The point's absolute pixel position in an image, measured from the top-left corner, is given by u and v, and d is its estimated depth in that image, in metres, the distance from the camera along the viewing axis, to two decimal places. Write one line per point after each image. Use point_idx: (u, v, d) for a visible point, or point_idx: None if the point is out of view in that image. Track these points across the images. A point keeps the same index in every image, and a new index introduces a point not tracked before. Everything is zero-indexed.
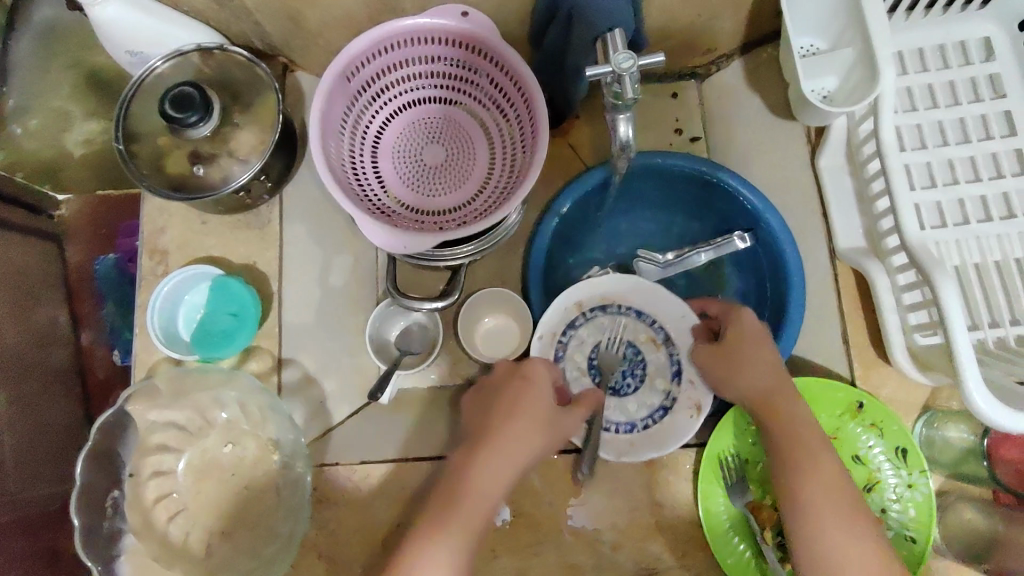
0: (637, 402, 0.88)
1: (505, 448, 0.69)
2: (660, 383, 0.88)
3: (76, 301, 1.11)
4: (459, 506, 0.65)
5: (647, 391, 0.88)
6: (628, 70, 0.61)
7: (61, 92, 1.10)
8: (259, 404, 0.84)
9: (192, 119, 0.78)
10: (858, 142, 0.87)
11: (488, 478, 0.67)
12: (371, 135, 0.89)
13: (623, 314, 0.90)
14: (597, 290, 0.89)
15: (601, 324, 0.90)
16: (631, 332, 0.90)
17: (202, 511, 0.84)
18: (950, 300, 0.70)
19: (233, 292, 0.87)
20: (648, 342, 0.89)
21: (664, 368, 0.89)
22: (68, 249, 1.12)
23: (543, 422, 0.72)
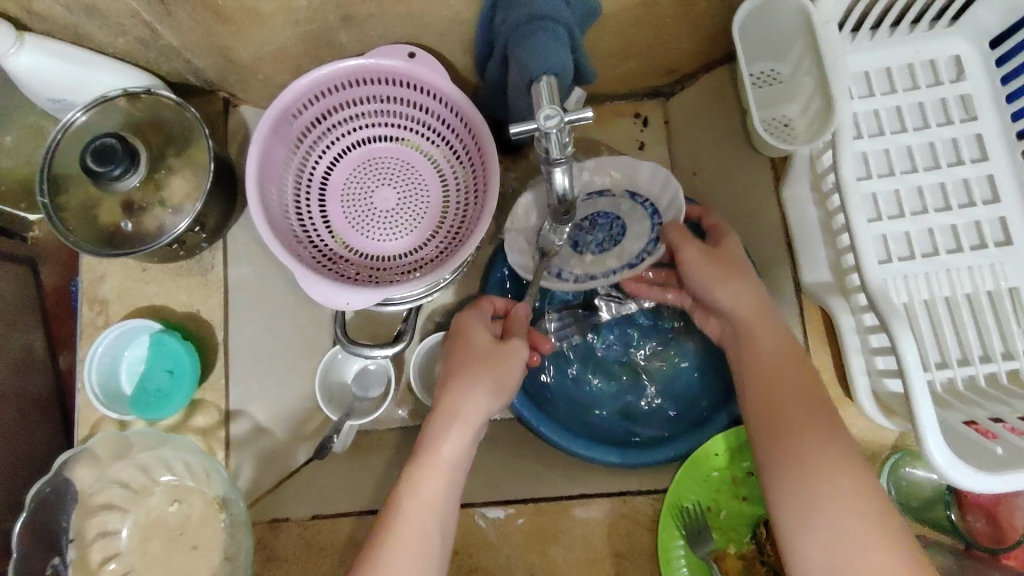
0: (583, 263, 0.89)
1: (450, 408, 0.69)
2: (611, 264, 0.88)
3: (55, 325, 1.04)
4: (406, 482, 0.67)
5: (597, 262, 0.88)
6: (553, 127, 0.59)
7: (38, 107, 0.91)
8: (203, 464, 0.81)
9: (117, 172, 0.75)
10: (820, 172, 0.82)
11: (437, 443, 0.69)
12: (316, 178, 0.85)
13: (638, 201, 0.88)
14: (634, 176, 0.87)
15: (620, 202, 0.88)
16: (633, 222, 0.88)
17: (148, 573, 0.81)
18: (908, 348, 0.68)
19: (169, 348, 0.84)
20: (635, 235, 0.88)
21: (627, 258, 0.88)
22: (44, 273, 1.04)
23: (489, 377, 0.71)
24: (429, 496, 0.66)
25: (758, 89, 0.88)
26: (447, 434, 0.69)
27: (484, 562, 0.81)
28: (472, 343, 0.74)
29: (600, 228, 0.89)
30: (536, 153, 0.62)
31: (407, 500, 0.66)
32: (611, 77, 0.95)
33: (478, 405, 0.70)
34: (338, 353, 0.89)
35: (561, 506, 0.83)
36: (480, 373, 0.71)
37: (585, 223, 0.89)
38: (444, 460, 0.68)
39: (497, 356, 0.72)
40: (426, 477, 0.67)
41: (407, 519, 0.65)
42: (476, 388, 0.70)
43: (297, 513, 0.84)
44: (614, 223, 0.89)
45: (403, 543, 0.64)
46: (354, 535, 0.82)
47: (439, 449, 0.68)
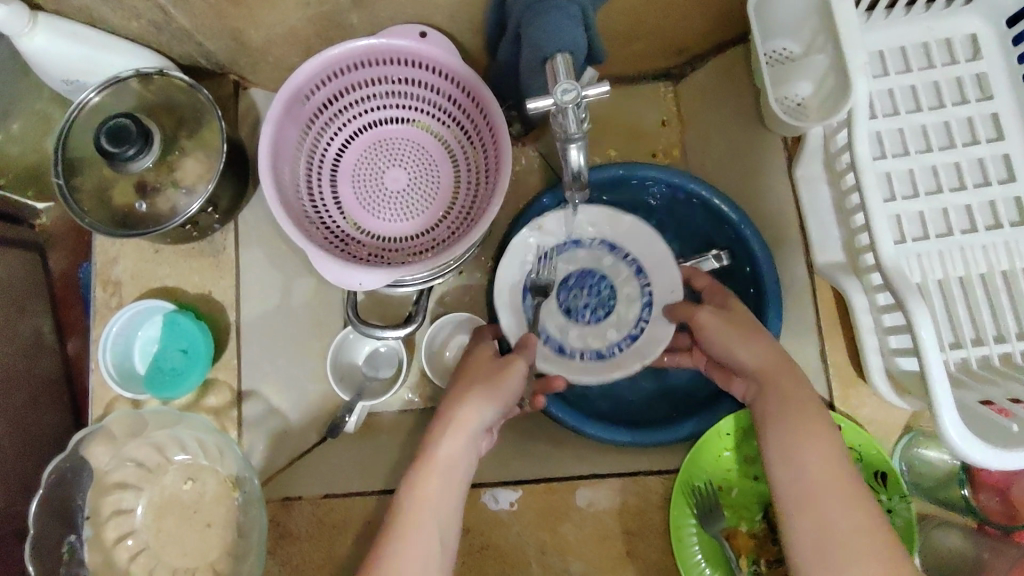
0: (582, 333, 0.89)
1: (452, 414, 0.69)
2: (611, 335, 0.88)
3: (63, 309, 1.05)
4: (407, 483, 0.67)
5: (596, 332, 0.89)
6: (570, 104, 0.58)
7: (45, 94, 0.92)
8: (217, 442, 0.82)
9: (131, 152, 0.75)
10: (834, 151, 0.82)
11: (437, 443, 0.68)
12: (328, 159, 0.85)
13: (625, 261, 0.89)
14: (614, 231, 0.89)
15: (603, 258, 0.90)
16: (622, 284, 0.89)
17: (163, 549, 0.82)
18: (923, 327, 0.68)
19: (182, 328, 0.84)
20: (629, 299, 0.88)
21: (626, 326, 0.88)
22: (51, 259, 1.04)
23: (488, 384, 0.71)
24: (431, 494, 0.66)
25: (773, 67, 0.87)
26: (447, 435, 0.68)
27: (496, 540, 0.81)
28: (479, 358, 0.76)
29: (590, 292, 0.90)
30: (552, 131, 0.62)
31: (408, 499, 0.66)
32: (620, 58, 0.94)
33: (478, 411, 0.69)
34: (349, 333, 0.89)
35: (573, 485, 0.83)
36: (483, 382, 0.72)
37: (574, 288, 0.90)
38: (444, 460, 0.67)
39: (498, 369, 0.73)
40: (426, 477, 0.66)
41: (406, 525, 0.64)
42: (476, 392, 0.70)
43: (308, 492, 0.84)
44: (599, 283, 0.90)
45: (407, 543, 0.63)
46: (365, 512, 0.82)
47: (438, 449, 0.68)
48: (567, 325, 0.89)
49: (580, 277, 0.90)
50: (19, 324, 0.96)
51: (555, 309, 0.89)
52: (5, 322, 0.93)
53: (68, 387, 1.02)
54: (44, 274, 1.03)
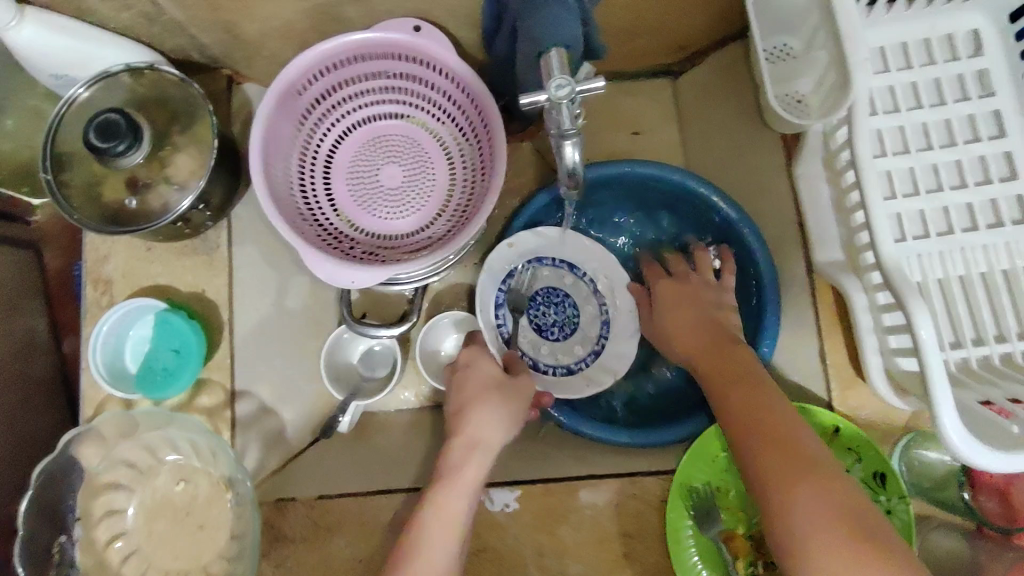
0: (552, 350, 0.91)
1: (472, 431, 0.72)
2: (577, 349, 0.91)
3: (58, 308, 1.04)
4: (433, 498, 0.67)
5: (564, 348, 0.91)
6: (563, 98, 0.57)
7: (38, 90, 0.90)
8: (208, 443, 0.81)
9: (121, 148, 0.74)
10: (834, 149, 0.81)
11: (464, 461, 0.70)
12: (321, 155, 0.84)
13: (585, 281, 0.92)
14: (579, 254, 0.91)
15: (564, 276, 0.92)
16: (584, 302, 0.92)
17: (155, 551, 0.81)
18: (923, 326, 0.67)
19: (175, 327, 0.83)
20: (590, 317, 0.92)
21: (590, 342, 0.91)
22: (47, 257, 1.03)
23: (511, 407, 0.75)
24: (455, 508, 0.67)
25: (773, 62, 0.87)
26: (474, 456, 0.70)
27: (492, 543, 0.80)
28: (481, 372, 0.78)
29: (555, 309, 0.92)
30: (547, 126, 0.61)
31: (433, 514, 0.66)
32: (618, 54, 0.93)
33: (498, 428, 0.73)
34: (343, 333, 0.88)
35: (570, 487, 0.82)
36: (497, 399, 0.75)
37: (540, 306, 0.91)
38: (468, 477, 0.69)
39: (511, 390, 0.76)
40: (453, 494, 0.67)
41: (430, 538, 0.64)
42: (499, 415, 0.74)
43: (302, 493, 0.83)
44: (563, 300, 0.92)
45: (431, 554, 0.63)
46: (361, 515, 0.81)
47: (466, 469, 0.69)
48: (536, 341, 0.91)
49: (544, 295, 0.91)
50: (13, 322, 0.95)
51: (525, 326, 0.91)
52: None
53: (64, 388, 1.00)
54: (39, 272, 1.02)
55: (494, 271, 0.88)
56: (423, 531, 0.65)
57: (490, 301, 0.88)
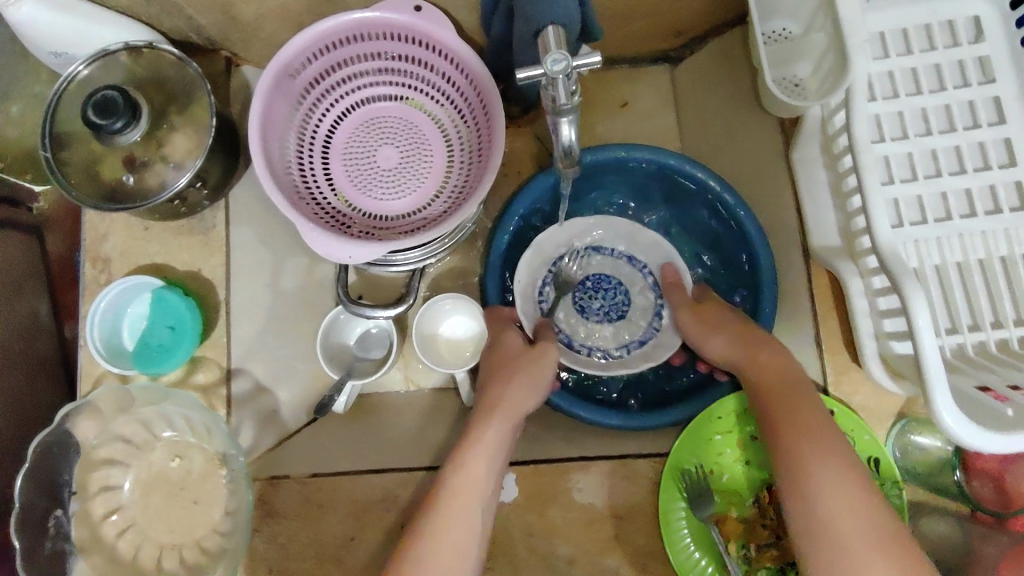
0: (593, 333, 0.90)
1: (495, 400, 0.74)
2: (623, 338, 0.90)
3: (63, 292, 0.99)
4: (455, 465, 0.68)
5: (606, 334, 0.90)
6: (560, 73, 0.57)
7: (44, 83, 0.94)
8: (203, 419, 0.81)
9: (117, 126, 0.75)
10: (831, 134, 0.82)
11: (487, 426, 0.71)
12: (319, 137, 0.84)
13: (640, 271, 0.91)
14: (636, 243, 0.90)
15: (619, 264, 0.91)
16: (638, 292, 0.91)
17: (150, 526, 0.82)
18: (919, 309, 0.67)
19: (171, 304, 0.83)
20: (642, 308, 0.90)
21: (634, 333, 0.89)
22: (48, 242, 0.99)
23: (532, 373, 0.76)
24: (475, 475, 0.68)
25: (773, 45, 0.86)
26: (493, 421, 0.72)
27: None
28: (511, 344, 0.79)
29: (604, 295, 0.91)
30: (544, 103, 0.61)
31: (455, 480, 0.67)
32: (618, 38, 0.93)
33: (521, 397, 0.74)
34: (340, 314, 0.87)
35: (562, 468, 0.82)
36: (522, 371, 0.76)
37: (590, 290, 0.91)
38: (490, 445, 0.70)
39: (532, 356, 0.77)
40: (472, 459, 0.68)
41: (450, 501, 0.66)
42: (519, 380, 0.75)
43: (295, 471, 0.84)
44: (613, 287, 0.91)
45: (450, 522, 0.65)
46: (352, 494, 0.83)
47: (485, 433, 0.71)
48: (582, 324, 0.90)
49: (599, 280, 0.91)
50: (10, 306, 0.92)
51: (571, 308, 0.91)
52: None
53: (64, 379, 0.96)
54: (41, 257, 0.97)
55: (546, 248, 0.89)
56: (444, 496, 0.66)
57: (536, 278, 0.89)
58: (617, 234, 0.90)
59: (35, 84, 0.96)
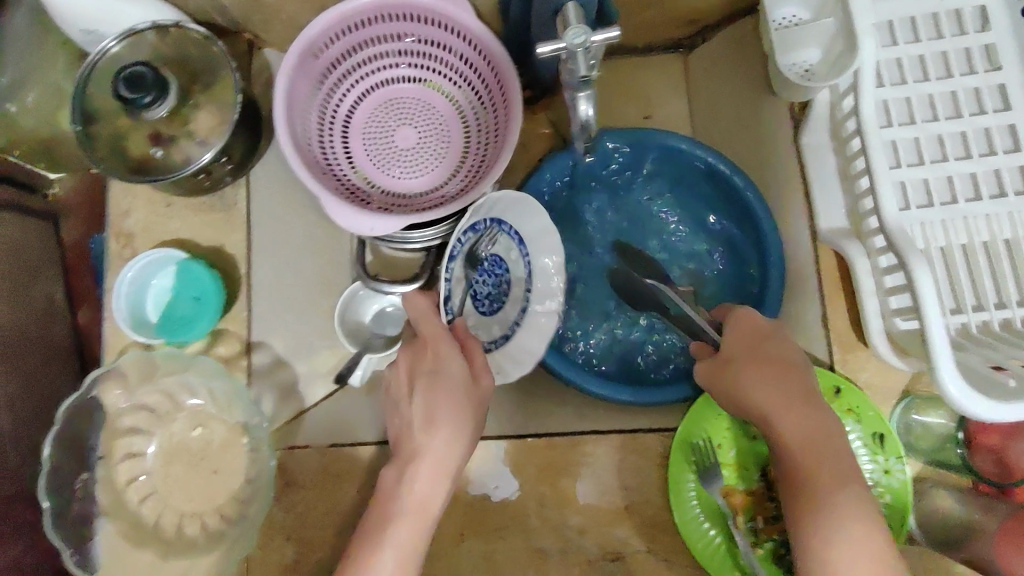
0: (475, 323, 0.82)
1: (424, 452, 0.67)
2: (493, 330, 0.83)
3: (76, 277, 1.05)
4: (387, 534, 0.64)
5: (483, 322, 0.83)
6: (581, 47, 0.59)
7: (59, 66, 0.96)
8: (225, 388, 0.84)
9: (147, 100, 0.77)
10: (841, 117, 0.84)
11: (429, 495, 0.67)
12: (339, 115, 0.86)
13: (524, 263, 0.82)
14: (539, 232, 0.82)
15: (509, 246, 0.81)
16: (517, 282, 0.82)
17: (170, 495, 0.83)
18: (924, 285, 0.69)
19: (195, 275, 0.86)
20: (513, 300, 0.83)
21: (506, 325, 0.83)
22: (64, 227, 1.05)
23: (470, 431, 0.68)
24: (405, 541, 0.64)
25: (784, 31, 0.85)
26: (433, 486, 0.67)
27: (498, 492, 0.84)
28: (448, 372, 0.69)
29: (490, 279, 0.82)
30: (562, 76, 0.63)
31: (385, 549, 0.64)
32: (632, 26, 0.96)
33: (451, 447, 0.67)
34: (359, 290, 0.89)
35: (574, 441, 0.85)
36: (456, 413, 0.68)
37: (481, 271, 0.81)
38: (421, 506, 0.66)
39: (470, 404, 0.69)
40: (402, 523, 0.65)
41: None
42: (459, 437, 0.68)
43: (315, 441, 0.87)
44: (498, 272, 0.82)
45: None
46: (369, 464, 0.85)
47: (421, 497, 0.66)
48: (461, 306, 0.80)
49: (491, 262, 0.81)
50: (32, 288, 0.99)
51: (461, 288, 0.79)
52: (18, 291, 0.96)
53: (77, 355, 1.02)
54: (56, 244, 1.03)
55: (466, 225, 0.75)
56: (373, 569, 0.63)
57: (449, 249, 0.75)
58: (527, 218, 0.81)
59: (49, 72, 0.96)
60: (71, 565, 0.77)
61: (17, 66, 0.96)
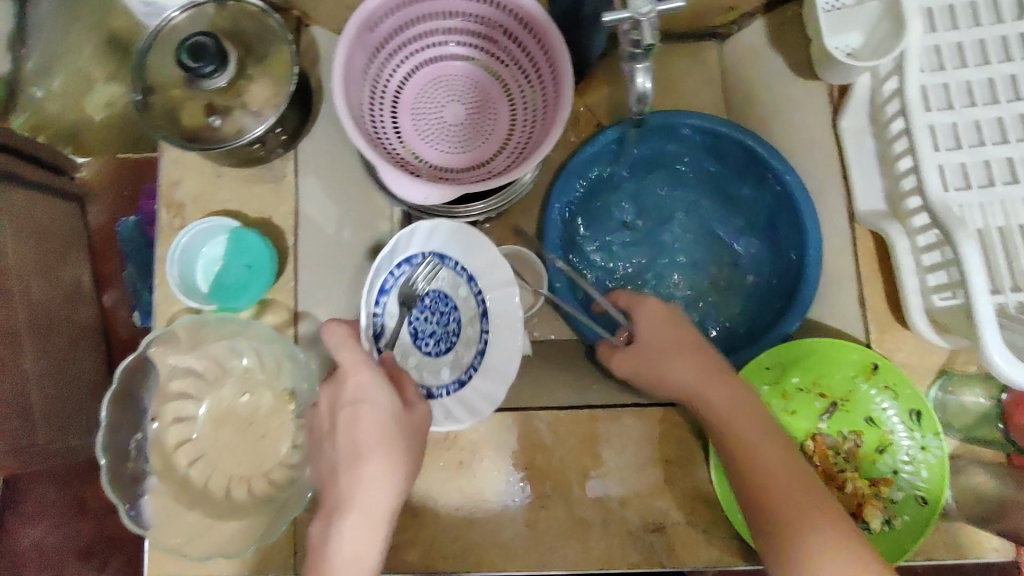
0: (419, 363, 0.83)
1: (355, 498, 0.65)
2: (444, 373, 0.83)
3: (101, 263, 1.26)
4: None
5: (432, 365, 0.83)
6: (645, 16, 0.61)
7: (83, 52, 1.20)
8: (275, 352, 0.86)
9: (207, 70, 0.79)
10: (880, 102, 0.87)
11: (358, 543, 0.64)
12: (390, 91, 0.88)
13: (476, 301, 0.82)
14: (477, 264, 0.82)
15: (456, 286, 0.83)
16: (468, 323, 0.83)
17: (221, 458, 0.85)
18: (971, 256, 0.72)
19: (246, 243, 0.89)
20: (468, 341, 0.83)
21: (458, 368, 0.82)
22: (91, 210, 1.26)
23: (406, 462, 0.68)
24: None
25: (833, 13, 0.87)
26: (367, 535, 0.65)
27: (539, 462, 0.86)
28: (375, 410, 0.68)
29: (439, 319, 0.84)
30: (620, 45, 0.65)
31: None
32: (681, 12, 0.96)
33: (383, 485, 0.66)
34: None
35: (615, 413, 0.87)
36: (387, 450, 0.67)
37: (425, 309, 0.84)
38: (358, 556, 0.64)
39: (404, 437, 0.68)
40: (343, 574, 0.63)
41: None
42: (388, 475, 0.66)
43: None
44: (448, 312, 0.84)
45: None
46: None
47: (357, 545, 0.64)
48: (406, 345, 0.83)
49: (436, 300, 0.84)
50: (63, 270, 1.15)
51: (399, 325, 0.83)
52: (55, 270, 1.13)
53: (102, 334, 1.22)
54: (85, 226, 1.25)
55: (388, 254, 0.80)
56: None
57: (376, 282, 0.81)
58: (469, 255, 0.82)
59: (77, 61, 1.20)
60: (126, 518, 0.79)
61: (42, 58, 1.21)
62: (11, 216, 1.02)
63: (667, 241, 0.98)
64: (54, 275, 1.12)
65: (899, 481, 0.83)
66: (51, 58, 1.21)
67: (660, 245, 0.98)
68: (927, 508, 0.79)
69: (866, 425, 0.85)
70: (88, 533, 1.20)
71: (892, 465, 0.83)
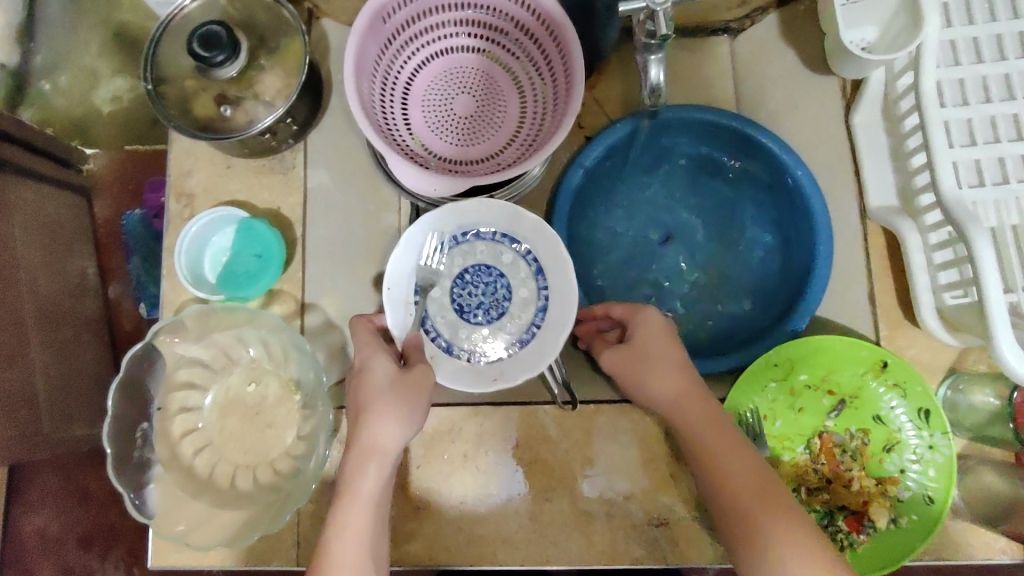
0: (472, 334, 0.82)
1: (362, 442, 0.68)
2: (502, 337, 0.82)
3: (106, 254, 1.25)
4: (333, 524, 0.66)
5: (487, 333, 0.82)
6: (660, 7, 0.63)
7: (91, 50, 1.26)
8: (283, 343, 0.86)
9: (220, 59, 0.80)
10: (895, 97, 0.88)
11: (357, 480, 0.67)
12: (400, 82, 0.88)
13: (523, 263, 0.82)
14: (511, 224, 0.83)
15: (497, 253, 0.83)
16: (518, 286, 0.82)
17: (226, 446, 0.85)
18: (985, 256, 0.72)
19: (258, 233, 0.89)
20: (524, 302, 0.82)
21: (518, 329, 0.82)
22: (96, 205, 1.26)
23: (411, 412, 0.69)
24: (357, 528, 0.65)
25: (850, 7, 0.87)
26: (367, 475, 0.67)
27: (544, 456, 0.86)
28: (376, 374, 0.70)
29: (484, 290, 0.83)
30: (635, 36, 0.67)
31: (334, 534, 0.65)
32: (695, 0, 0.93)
33: (386, 432, 0.68)
34: None
35: (619, 408, 0.86)
36: (387, 404, 0.68)
37: (468, 284, 0.83)
38: (363, 495, 0.67)
39: (408, 390, 0.69)
40: (350, 513, 0.66)
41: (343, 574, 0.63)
42: (388, 423, 0.68)
43: None
44: (492, 280, 0.83)
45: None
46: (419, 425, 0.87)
47: (359, 486, 0.67)
48: (454, 322, 0.82)
49: (478, 274, 0.83)
50: (66, 262, 1.15)
51: (446, 304, 0.83)
52: (59, 262, 1.12)
53: (108, 325, 1.23)
54: (89, 217, 1.24)
55: (415, 243, 0.82)
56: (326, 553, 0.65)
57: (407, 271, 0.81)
58: (504, 222, 0.82)
59: (83, 57, 1.26)
60: (132, 506, 0.79)
61: (51, 54, 1.26)
62: (17, 206, 1.02)
63: (660, 249, 0.97)
64: (59, 267, 1.12)
65: (907, 481, 0.82)
66: (59, 54, 1.26)
67: (661, 249, 0.97)
68: (934, 509, 0.79)
69: (875, 423, 0.84)
70: (85, 523, 1.21)
71: (899, 464, 0.82)
